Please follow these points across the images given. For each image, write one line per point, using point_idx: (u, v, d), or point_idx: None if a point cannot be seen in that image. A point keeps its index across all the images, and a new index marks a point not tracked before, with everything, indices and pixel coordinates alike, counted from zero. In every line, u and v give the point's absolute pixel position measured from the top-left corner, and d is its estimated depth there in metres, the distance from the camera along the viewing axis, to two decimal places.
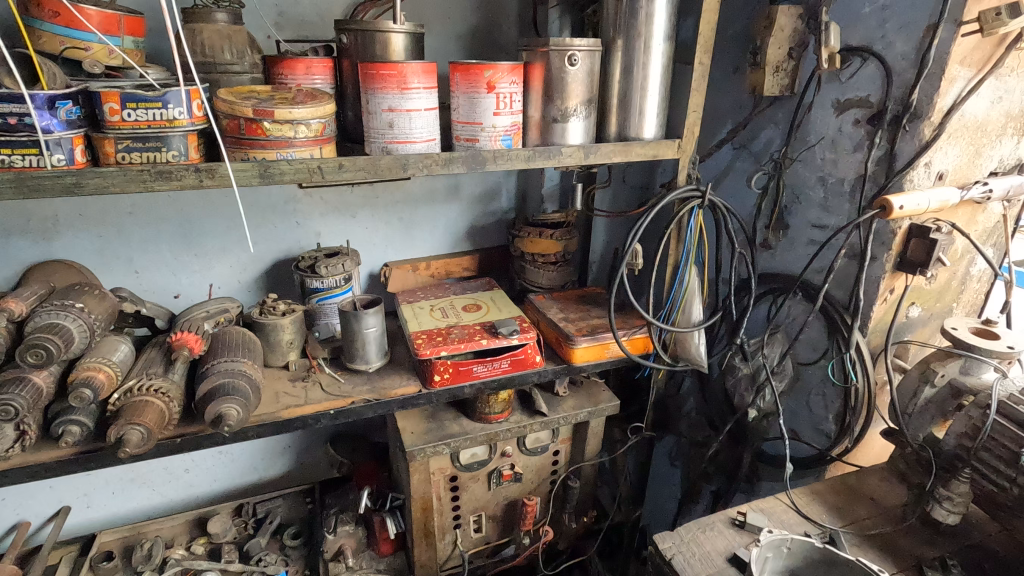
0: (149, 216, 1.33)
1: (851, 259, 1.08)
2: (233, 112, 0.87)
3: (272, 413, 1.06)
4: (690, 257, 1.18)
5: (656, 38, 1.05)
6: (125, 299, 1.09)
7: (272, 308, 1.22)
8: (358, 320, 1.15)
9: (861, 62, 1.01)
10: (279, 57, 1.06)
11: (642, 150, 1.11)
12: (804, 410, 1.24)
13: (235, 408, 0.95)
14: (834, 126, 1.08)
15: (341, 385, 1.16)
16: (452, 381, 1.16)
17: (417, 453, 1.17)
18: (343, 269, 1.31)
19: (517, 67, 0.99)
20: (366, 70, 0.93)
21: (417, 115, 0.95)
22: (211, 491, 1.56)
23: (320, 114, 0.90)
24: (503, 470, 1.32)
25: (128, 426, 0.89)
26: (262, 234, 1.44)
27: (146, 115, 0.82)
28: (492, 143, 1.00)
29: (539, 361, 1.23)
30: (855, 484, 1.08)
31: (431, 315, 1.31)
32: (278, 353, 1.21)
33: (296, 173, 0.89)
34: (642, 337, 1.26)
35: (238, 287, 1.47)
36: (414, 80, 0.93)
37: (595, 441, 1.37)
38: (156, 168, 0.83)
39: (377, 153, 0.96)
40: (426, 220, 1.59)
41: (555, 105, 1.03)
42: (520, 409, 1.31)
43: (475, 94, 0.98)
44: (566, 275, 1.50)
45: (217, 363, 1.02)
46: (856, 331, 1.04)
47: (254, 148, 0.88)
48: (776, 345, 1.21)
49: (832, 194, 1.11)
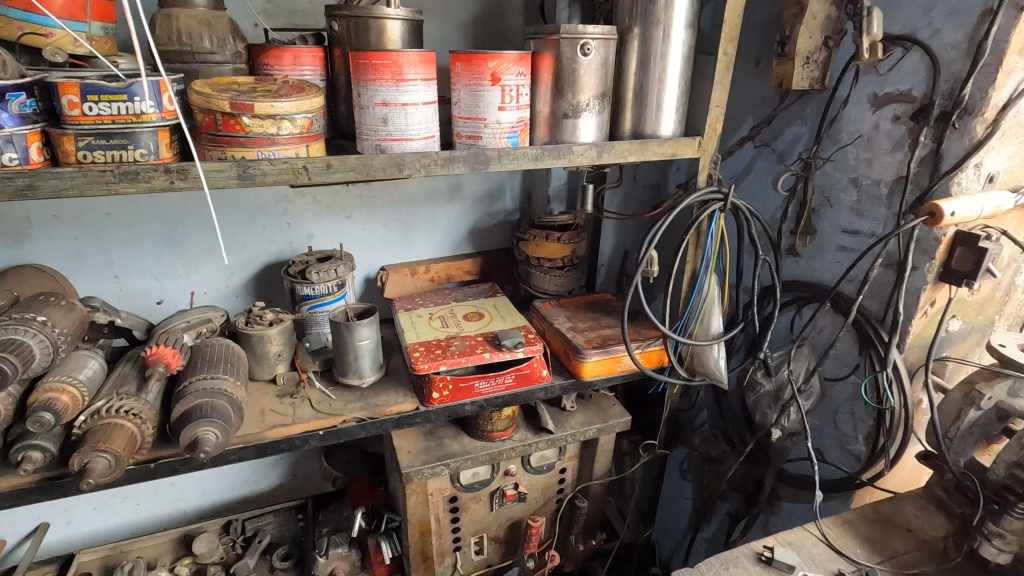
0: (127, 218, 1.24)
1: (887, 269, 1.00)
2: (209, 106, 0.78)
3: (256, 434, 0.98)
4: (710, 265, 1.09)
5: (676, 26, 0.96)
6: (97, 308, 1.01)
7: (259, 318, 1.14)
8: (350, 332, 1.07)
9: (903, 52, 0.92)
10: (264, 46, 0.97)
11: (659, 149, 1.01)
12: (831, 429, 1.15)
13: (213, 432, 0.87)
14: (870, 123, 0.98)
15: (332, 401, 1.08)
16: (452, 398, 1.08)
17: (414, 475, 1.09)
18: (336, 275, 1.23)
19: (525, 57, 0.89)
20: (357, 59, 0.84)
21: (414, 110, 0.86)
22: (199, 506, 1.48)
23: (306, 108, 0.82)
24: (506, 490, 1.24)
25: (93, 453, 0.80)
26: (250, 237, 1.36)
27: (110, 108, 0.74)
28: (497, 140, 0.91)
29: (545, 376, 1.14)
30: (890, 513, 0.99)
31: (430, 325, 1.23)
32: (264, 366, 1.13)
33: (279, 174, 0.80)
34: (657, 349, 1.17)
35: (225, 292, 1.38)
36: (410, 71, 0.84)
37: (604, 459, 1.29)
38: (120, 168, 0.74)
39: (370, 152, 0.87)
40: (426, 221, 1.50)
41: (565, 98, 0.94)
42: (525, 425, 1.23)
43: (477, 87, 0.89)
44: (573, 280, 1.41)
45: (195, 381, 0.93)
46: (894, 348, 0.95)
47: (232, 146, 0.79)
48: (801, 360, 1.12)
49: (866, 197, 1.01)
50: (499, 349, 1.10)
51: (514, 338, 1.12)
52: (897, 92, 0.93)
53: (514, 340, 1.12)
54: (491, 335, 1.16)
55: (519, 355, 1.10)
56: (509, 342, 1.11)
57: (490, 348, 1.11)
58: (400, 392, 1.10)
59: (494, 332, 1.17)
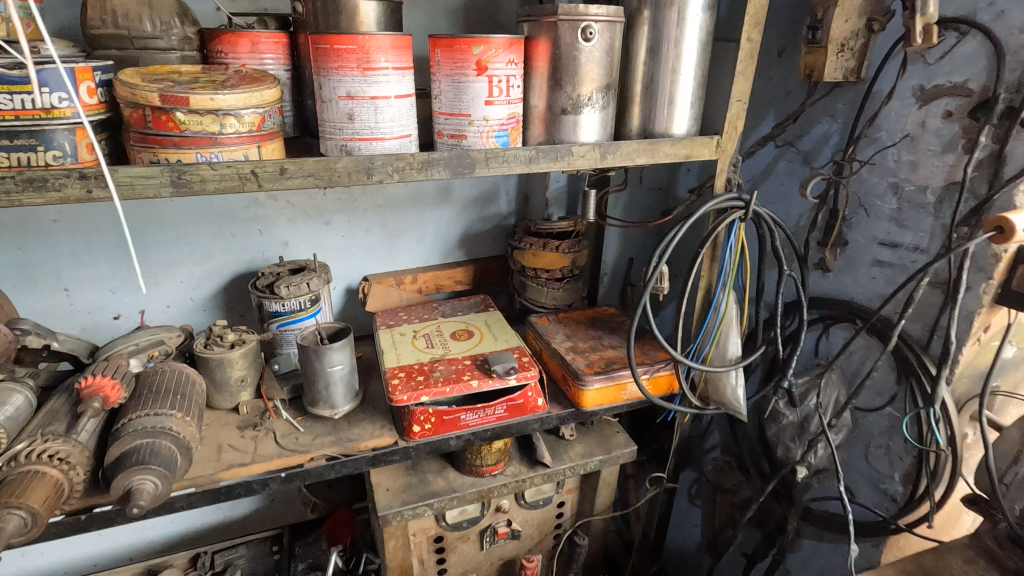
0: (77, 225, 1.11)
1: (934, 288, 0.87)
2: (136, 99, 0.65)
3: (210, 477, 0.85)
4: (728, 282, 0.96)
5: (693, 8, 0.83)
6: (29, 332, 0.88)
7: (219, 339, 1.01)
8: (320, 358, 0.94)
9: (958, 37, 0.79)
10: (218, 30, 0.84)
11: (672, 149, 0.88)
12: (862, 464, 1.03)
13: (151, 482, 0.74)
14: (915, 121, 0.86)
15: (299, 435, 0.95)
16: (436, 432, 0.95)
17: (392, 517, 0.97)
18: (308, 288, 1.10)
19: (516, 42, 0.76)
20: (317, 43, 0.71)
21: (386, 105, 0.73)
22: (166, 536, 1.36)
23: (256, 102, 0.69)
24: (498, 527, 1.12)
25: (4, 511, 0.68)
26: (217, 245, 1.23)
27: (12, 101, 0.61)
28: (484, 140, 0.78)
29: (542, 405, 1.02)
30: (934, 568, 0.87)
31: (413, 345, 1.10)
32: (225, 393, 1.00)
33: (222, 181, 0.67)
34: (667, 375, 1.05)
35: (191, 305, 1.25)
36: (379, 57, 0.71)
37: (607, 492, 1.16)
38: (24, 174, 0.61)
39: (335, 154, 0.74)
40: (413, 226, 1.37)
41: (564, 91, 0.81)
42: (519, 457, 1.10)
43: (460, 77, 0.76)
44: (574, 293, 1.29)
45: (135, 418, 0.80)
46: (943, 381, 0.83)
47: (164, 148, 0.66)
48: (830, 388, 0.99)
49: (908, 206, 0.89)
50: (488, 376, 0.98)
51: (505, 362, 0.99)
52: (950, 84, 0.80)
53: (506, 365, 0.99)
54: (480, 358, 1.04)
55: (512, 382, 0.98)
56: (499, 367, 0.98)
57: (479, 374, 0.99)
58: (378, 424, 0.98)
59: (484, 355, 1.04)
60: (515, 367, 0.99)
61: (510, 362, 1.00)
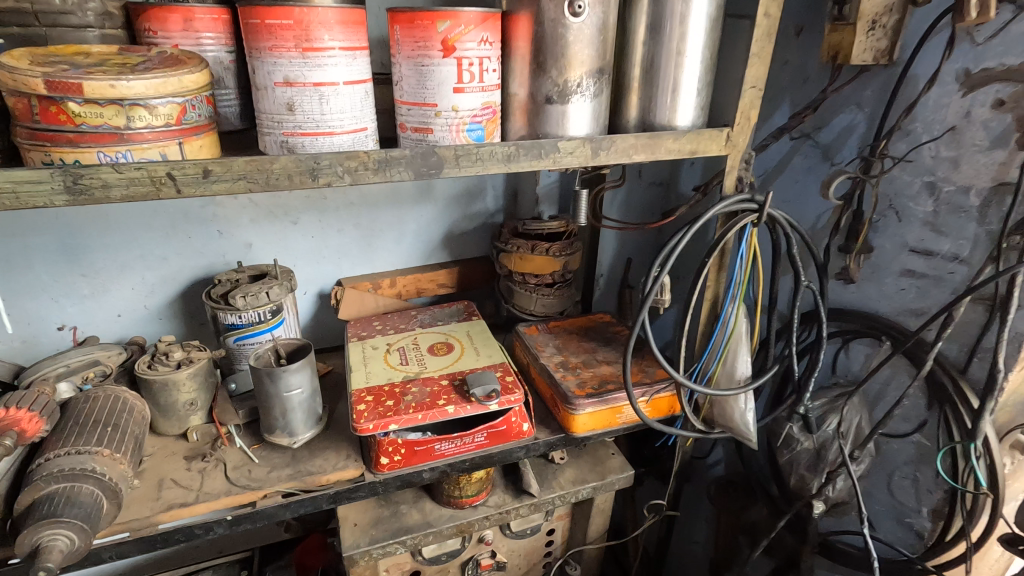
0: (9, 227, 0.99)
1: (976, 304, 0.76)
2: (19, 86, 0.53)
3: (145, 520, 0.75)
4: (738, 295, 0.85)
5: None
6: None
7: (164, 357, 0.90)
8: (274, 382, 0.83)
9: (1015, 12, 0.67)
10: (143, 4, 0.72)
11: (676, 144, 0.76)
12: (884, 495, 0.93)
13: (67, 538, 0.64)
14: (958, 111, 0.74)
15: (253, 468, 0.84)
16: (407, 464, 0.85)
17: (360, 557, 0.87)
18: (268, 299, 0.99)
19: (491, 17, 0.64)
20: (248, 18, 0.59)
21: (334, 93, 0.61)
22: (127, 560, 1.25)
23: (172, 89, 0.57)
24: (481, 559, 1.01)
25: None
26: (171, 248, 1.11)
27: None
28: (454, 135, 0.66)
29: (527, 431, 0.90)
30: None
31: (385, 362, 0.99)
32: (172, 419, 0.90)
33: (130, 186, 0.56)
34: (667, 396, 0.94)
35: (145, 314, 1.14)
36: (323, 35, 0.58)
37: (601, 519, 1.06)
38: None
39: (275, 152, 0.62)
40: (390, 226, 1.25)
41: (548, 77, 0.69)
42: (503, 484, 1.00)
43: (423, 60, 0.63)
44: (566, 299, 1.18)
45: (54, 457, 0.70)
46: (987, 411, 0.72)
47: (57, 146, 0.55)
48: (851, 412, 0.89)
49: (948, 209, 0.77)
50: (465, 401, 0.87)
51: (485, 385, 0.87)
52: (1003, 68, 0.69)
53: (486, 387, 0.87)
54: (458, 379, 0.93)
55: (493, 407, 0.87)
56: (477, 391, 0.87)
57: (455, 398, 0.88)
58: (343, 454, 0.87)
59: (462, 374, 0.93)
60: (497, 390, 0.87)
61: (491, 384, 0.88)
